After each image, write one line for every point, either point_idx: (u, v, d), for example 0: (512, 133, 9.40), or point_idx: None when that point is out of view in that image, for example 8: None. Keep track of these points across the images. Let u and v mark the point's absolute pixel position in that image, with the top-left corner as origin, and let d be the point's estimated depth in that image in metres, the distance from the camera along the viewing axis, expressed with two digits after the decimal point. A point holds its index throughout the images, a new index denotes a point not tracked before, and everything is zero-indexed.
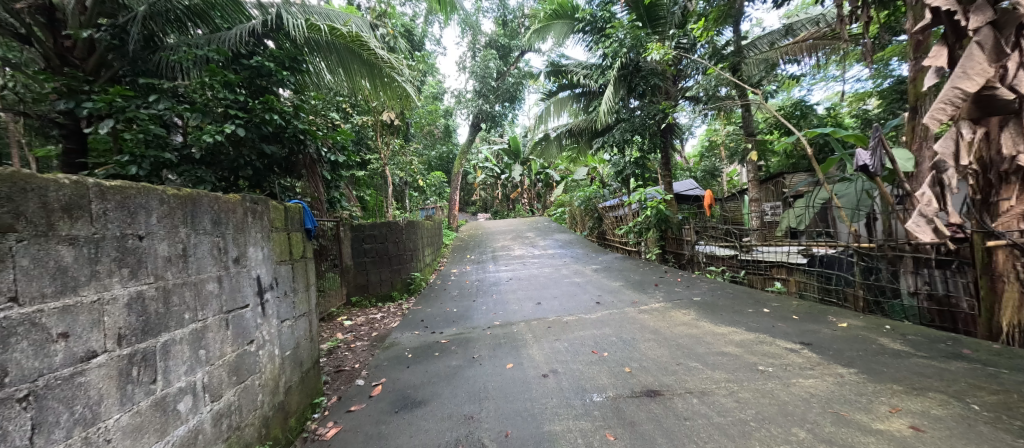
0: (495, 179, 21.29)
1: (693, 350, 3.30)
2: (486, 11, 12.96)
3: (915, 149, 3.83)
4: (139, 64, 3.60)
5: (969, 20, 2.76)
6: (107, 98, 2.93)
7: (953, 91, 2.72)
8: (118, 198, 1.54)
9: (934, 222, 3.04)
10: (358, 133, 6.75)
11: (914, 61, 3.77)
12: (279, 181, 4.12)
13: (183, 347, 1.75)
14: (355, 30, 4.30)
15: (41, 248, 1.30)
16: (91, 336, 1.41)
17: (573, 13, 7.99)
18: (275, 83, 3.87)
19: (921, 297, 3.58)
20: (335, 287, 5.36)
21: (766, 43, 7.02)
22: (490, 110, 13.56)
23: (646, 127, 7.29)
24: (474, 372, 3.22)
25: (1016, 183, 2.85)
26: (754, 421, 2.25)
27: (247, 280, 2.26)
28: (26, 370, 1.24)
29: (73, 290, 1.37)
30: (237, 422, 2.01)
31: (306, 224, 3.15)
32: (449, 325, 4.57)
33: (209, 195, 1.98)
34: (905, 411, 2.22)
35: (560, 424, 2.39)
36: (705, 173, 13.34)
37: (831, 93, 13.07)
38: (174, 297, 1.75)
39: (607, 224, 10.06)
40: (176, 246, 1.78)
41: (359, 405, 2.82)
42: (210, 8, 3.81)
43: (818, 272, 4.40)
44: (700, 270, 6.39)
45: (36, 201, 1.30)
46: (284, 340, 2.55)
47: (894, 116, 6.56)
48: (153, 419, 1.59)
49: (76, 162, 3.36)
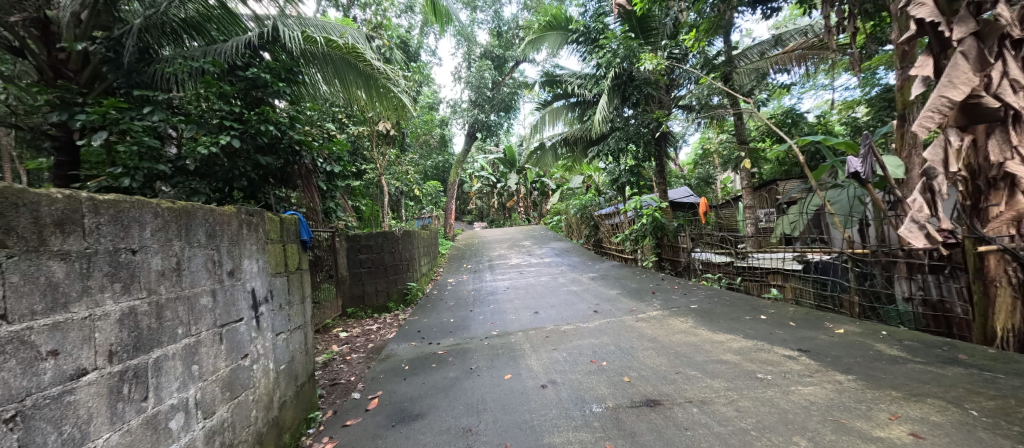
0: (490, 188, 21.38)
1: (692, 358, 3.29)
2: (480, 22, 13.11)
3: (904, 156, 3.88)
4: (134, 76, 3.50)
5: (952, 31, 2.84)
6: (100, 111, 2.89)
7: (940, 99, 2.77)
8: (111, 212, 1.51)
9: (926, 228, 3.05)
10: (354, 143, 6.78)
11: (901, 70, 3.82)
12: (273, 192, 4.11)
13: (176, 363, 1.72)
14: (351, 41, 4.34)
15: (31, 264, 1.27)
16: (82, 353, 1.38)
17: (567, 24, 8.07)
18: (271, 94, 3.85)
19: (915, 303, 3.56)
20: (329, 298, 5.28)
21: (755, 53, 7.13)
22: (485, 120, 13.67)
23: (640, 136, 7.39)
24: (471, 384, 3.19)
25: (1003, 189, 2.88)
26: (754, 430, 2.23)
27: (241, 294, 2.22)
28: (13, 390, 1.21)
29: (64, 307, 1.35)
30: (229, 439, 1.96)
31: (301, 235, 3.11)
32: (446, 336, 4.53)
33: (203, 208, 1.97)
34: (904, 418, 2.22)
35: (560, 437, 2.35)
36: (699, 180, 13.16)
37: (821, 102, 13.26)
38: (168, 312, 1.72)
39: (602, 232, 10.01)
40: (170, 260, 1.76)
41: (355, 419, 2.78)
42: (206, 21, 3.88)
43: (813, 277, 4.43)
44: (696, 277, 6.37)
45: (28, 217, 1.28)
46: (279, 353, 2.52)
47: (883, 123, 6.63)
48: (144, 437, 1.55)
49: (67, 173, 3.31)
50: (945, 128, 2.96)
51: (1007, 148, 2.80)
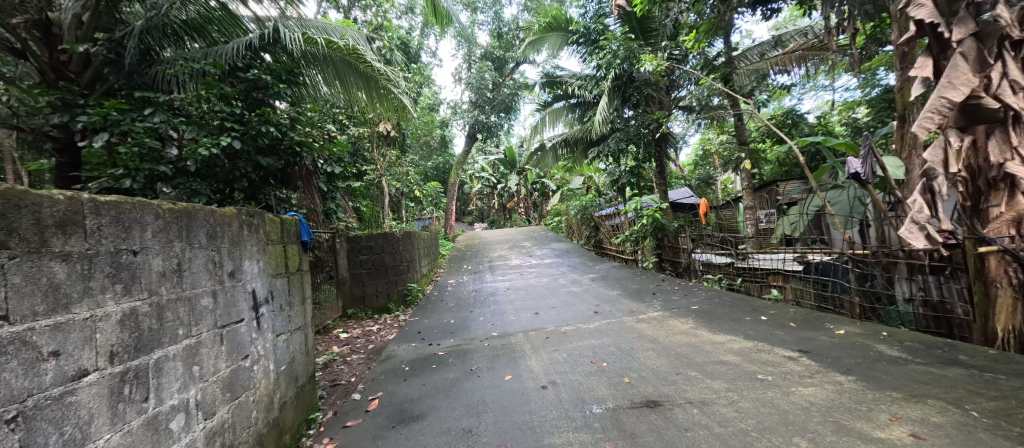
0: (491, 188, 21.44)
1: (692, 359, 3.29)
2: (480, 24, 13.14)
3: (905, 157, 3.88)
4: (135, 78, 3.53)
5: (952, 32, 2.84)
6: (101, 112, 2.90)
7: (940, 101, 2.79)
8: (113, 213, 1.52)
9: (926, 228, 3.06)
10: (355, 144, 6.80)
11: (902, 71, 3.82)
12: (275, 193, 4.12)
13: (177, 363, 1.73)
14: (352, 43, 4.34)
15: (33, 265, 1.28)
16: (83, 353, 1.38)
17: (567, 25, 8.09)
18: (272, 95, 3.87)
19: (916, 303, 3.53)
20: (330, 299, 5.28)
21: (756, 54, 7.16)
22: (486, 121, 13.58)
23: (640, 137, 7.36)
24: (471, 385, 3.19)
25: (1004, 189, 2.88)
26: (754, 431, 2.24)
27: (242, 294, 2.23)
28: (15, 391, 1.21)
29: (66, 308, 1.35)
30: (230, 440, 1.97)
31: (302, 236, 3.12)
32: (446, 337, 4.53)
33: (205, 209, 1.97)
34: (905, 419, 2.22)
35: (560, 437, 2.36)
36: (700, 181, 13.59)
37: (821, 103, 13.29)
38: (168, 313, 1.73)
39: (603, 233, 10.02)
40: (171, 261, 1.76)
41: (355, 420, 2.78)
42: (207, 22, 3.89)
43: (814, 278, 4.43)
44: (697, 277, 6.36)
45: (30, 218, 1.28)
46: (279, 354, 2.52)
47: (883, 124, 6.65)
48: (145, 438, 1.55)
49: (70, 175, 3.33)
50: (945, 129, 2.96)
51: (1007, 149, 2.80)
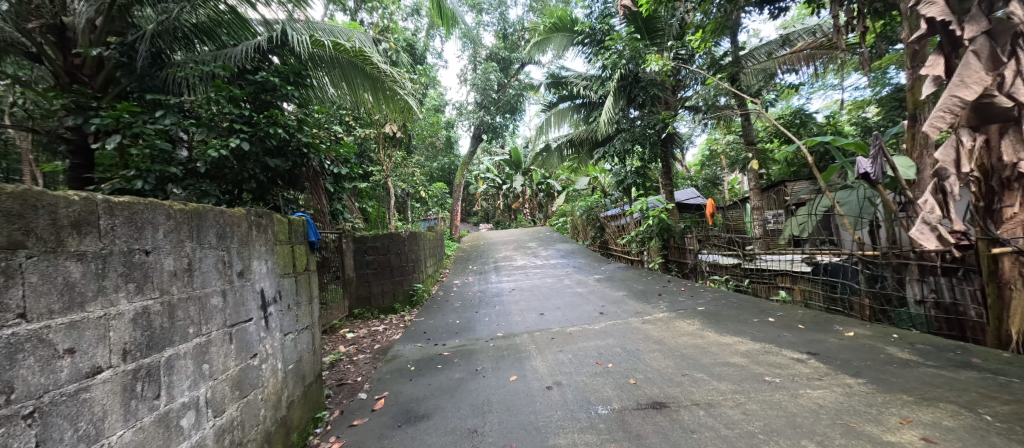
0: (497, 189, 21.50)
1: (698, 360, 3.28)
2: (486, 25, 13.16)
3: (915, 157, 3.85)
4: (146, 81, 3.59)
5: (964, 30, 2.81)
6: (114, 114, 2.96)
7: (952, 99, 2.75)
8: (126, 213, 1.55)
9: (938, 229, 3.03)
10: (361, 146, 6.85)
11: (912, 70, 3.80)
12: (282, 194, 4.16)
13: (187, 362, 1.76)
14: (359, 45, 4.39)
15: (50, 264, 1.31)
16: (97, 351, 1.41)
17: (572, 26, 8.09)
18: (279, 97, 3.91)
19: (927, 305, 3.50)
20: (337, 300, 5.32)
21: (763, 53, 7.09)
22: (492, 121, 13.67)
23: (646, 137, 7.32)
24: (477, 385, 3.20)
25: (1018, 190, 2.88)
26: (762, 433, 2.23)
27: (251, 294, 2.26)
28: (32, 387, 1.25)
29: (81, 306, 1.38)
30: (240, 437, 2.00)
31: (309, 236, 3.15)
32: (452, 337, 4.55)
33: (215, 210, 2.00)
34: (916, 423, 2.20)
35: (565, 438, 2.37)
36: (706, 182, 13.54)
37: (831, 101, 13.14)
38: (179, 312, 1.76)
39: (608, 234, 10.01)
40: (182, 261, 1.80)
41: (362, 419, 2.80)
42: (217, 25, 3.95)
43: (823, 280, 4.38)
44: (704, 279, 6.34)
45: (47, 218, 1.32)
46: (286, 353, 2.55)
47: (894, 123, 6.58)
48: (156, 435, 1.58)
49: (83, 176, 3.38)
50: (957, 128, 2.93)
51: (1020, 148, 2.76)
